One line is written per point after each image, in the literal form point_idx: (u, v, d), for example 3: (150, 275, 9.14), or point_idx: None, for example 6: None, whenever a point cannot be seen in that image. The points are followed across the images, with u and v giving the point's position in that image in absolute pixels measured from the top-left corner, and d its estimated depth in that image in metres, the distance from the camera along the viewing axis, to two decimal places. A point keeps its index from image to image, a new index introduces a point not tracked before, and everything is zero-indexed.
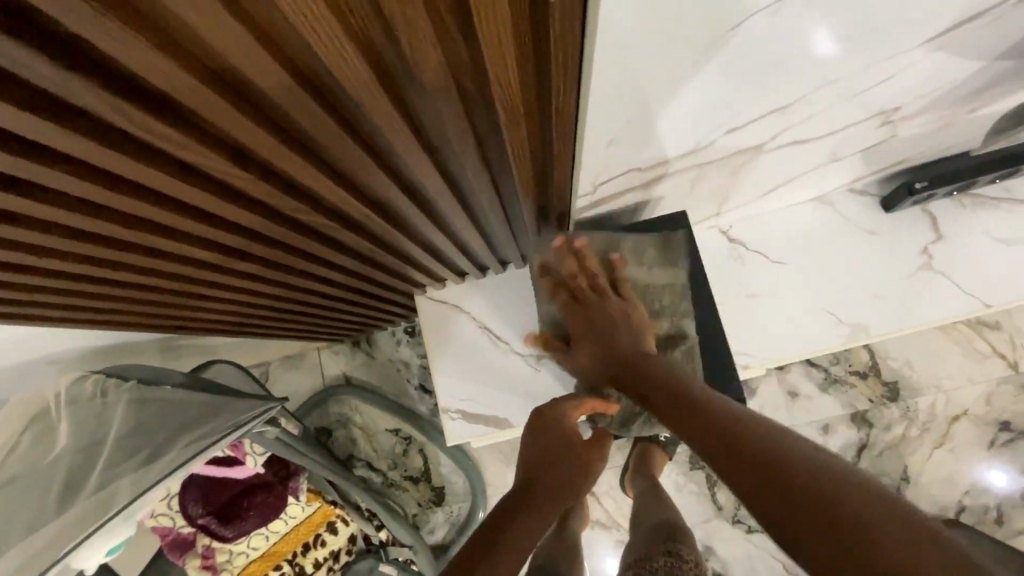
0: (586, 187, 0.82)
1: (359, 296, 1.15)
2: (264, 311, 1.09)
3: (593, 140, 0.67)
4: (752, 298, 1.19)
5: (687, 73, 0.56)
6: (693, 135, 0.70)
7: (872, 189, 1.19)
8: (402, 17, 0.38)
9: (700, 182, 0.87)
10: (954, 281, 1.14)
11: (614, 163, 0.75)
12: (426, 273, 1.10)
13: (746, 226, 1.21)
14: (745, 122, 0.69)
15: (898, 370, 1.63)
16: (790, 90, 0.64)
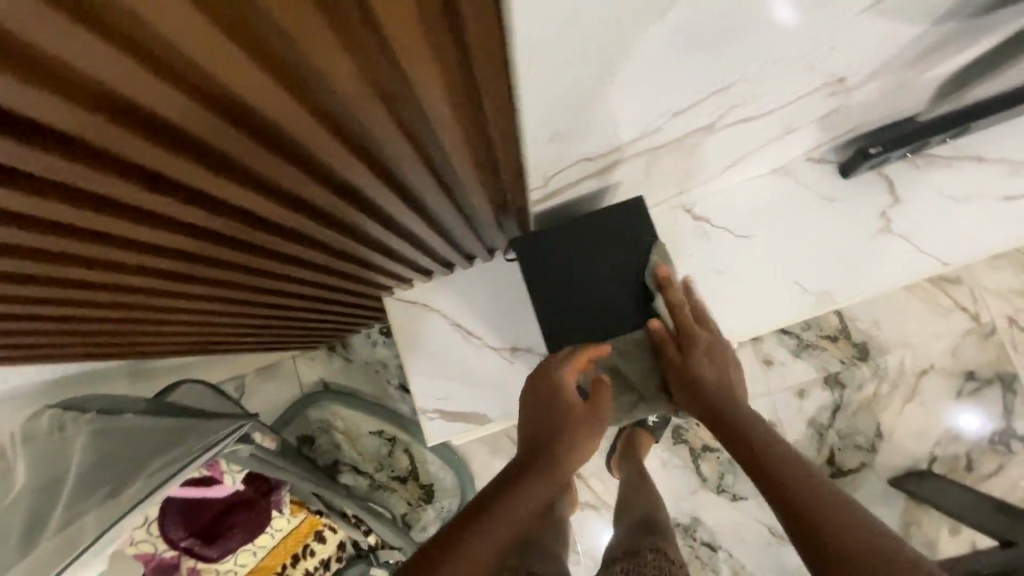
0: (537, 179, 0.81)
1: (328, 304, 1.12)
2: (226, 326, 1.05)
3: (535, 134, 0.66)
4: (720, 274, 1.19)
5: (620, 58, 0.55)
6: (637, 120, 0.69)
7: (831, 156, 1.19)
8: (304, 33, 0.35)
9: (656, 163, 0.86)
10: (911, 242, 1.17)
11: (562, 153, 0.74)
12: (392, 274, 1.08)
13: (709, 202, 1.20)
14: (688, 104, 0.69)
15: (866, 331, 1.67)
16: (729, 69, 0.63)
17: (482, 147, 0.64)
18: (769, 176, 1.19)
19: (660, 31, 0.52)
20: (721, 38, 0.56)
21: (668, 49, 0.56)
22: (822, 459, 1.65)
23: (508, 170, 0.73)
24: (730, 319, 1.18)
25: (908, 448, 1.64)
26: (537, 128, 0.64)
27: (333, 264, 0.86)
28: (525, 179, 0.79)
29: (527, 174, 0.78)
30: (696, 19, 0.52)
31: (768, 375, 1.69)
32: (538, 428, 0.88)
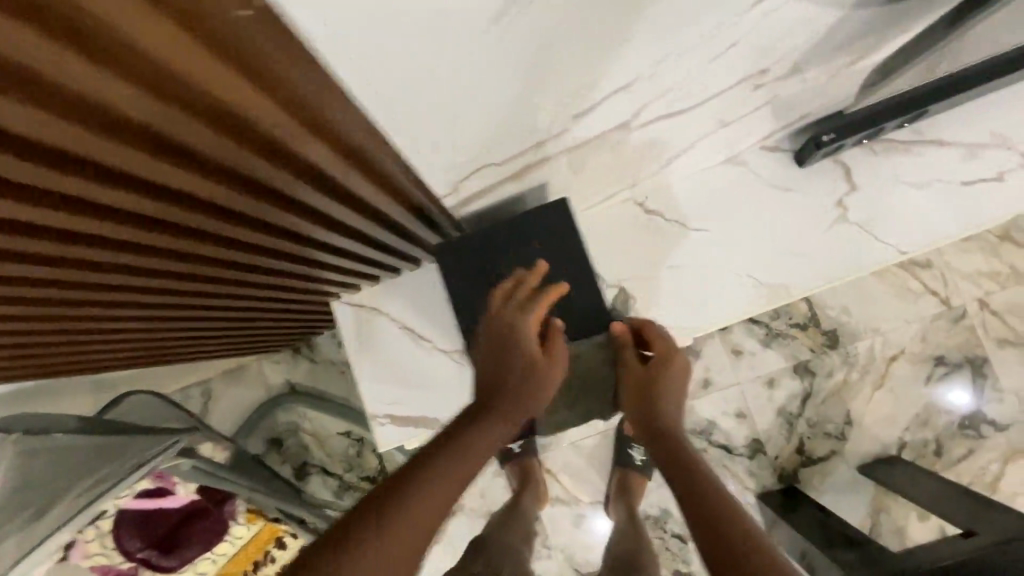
0: (441, 172, 0.79)
1: (268, 309, 1.10)
2: (162, 334, 1.02)
3: (413, 124, 0.63)
4: (673, 269, 1.16)
5: (478, 44, 0.53)
6: (524, 103, 0.68)
7: (785, 144, 1.14)
8: (25, 50, 0.33)
9: (567, 155, 0.84)
10: (868, 232, 1.14)
11: (457, 143, 0.72)
12: (327, 280, 1.06)
13: (662, 194, 1.16)
14: (577, 84, 0.67)
15: (836, 318, 1.65)
16: (608, 48, 0.62)
17: (358, 141, 0.61)
18: (722, 166, 1.15)
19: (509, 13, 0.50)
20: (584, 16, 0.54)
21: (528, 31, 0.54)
22: (791, 448, 1.64)
23: (400, 161, 0.71)
24: (682, 316, 1.16)
25: (877, 434, 1.62)
26: (413, 117, 0.62)
27: (259, 267, 0.82)
28: (425, 171, 0.77)
29: (425, 165, 0.75)
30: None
31: (737, 365, 1.67)
32: (490, 369, 0.83)
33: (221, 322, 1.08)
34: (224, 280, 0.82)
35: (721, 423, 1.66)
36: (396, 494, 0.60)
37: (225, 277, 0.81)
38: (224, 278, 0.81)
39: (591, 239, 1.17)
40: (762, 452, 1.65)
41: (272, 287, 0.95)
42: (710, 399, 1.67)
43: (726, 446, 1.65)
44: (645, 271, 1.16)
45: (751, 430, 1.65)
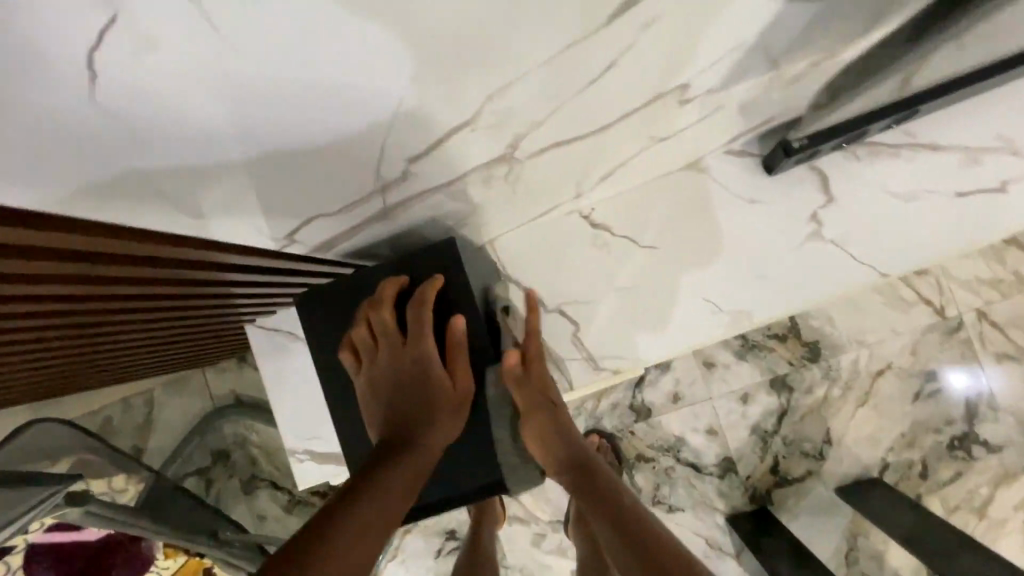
0: (288, 193, 0.59)
1: (158, 333, 0.95)
2: (52, 358, 0.90)
3: (124, 167, 0.44)
4: (622, 292, 1.03)
5: (117, 47, 0.33)
6: (302, 128, 0.47)
7: (752, 147, 0.99)
8: None
9: (443, 174, 0.67)
10: (843, 251, 1.00)
11: (233, 179, 0.52)
12: (218, 305, 0.90)
13: (612, 205, 1.00)
14: (375, 99, 0.46)
15: (818, 329, 1.51)
16: (390, 51, 0.41)
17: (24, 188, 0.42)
18: (681, 173, 0.99)
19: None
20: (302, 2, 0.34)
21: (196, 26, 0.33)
22: (765, 468, 1.52)
23: (149, 205, 0.51)
24: (630, 342, 1.04)
25: (858, 454, 1.51)
26: (109, 158, 0.42)
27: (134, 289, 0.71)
28: (214, 213, 0.58)
29: (205, 209, 0.56)
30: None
31: (709, 379, 1.54)
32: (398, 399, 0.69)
33: (103, 349, 0.94)
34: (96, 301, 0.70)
35: (690, 441, 1.54)
36: (320, 533, 0.50)
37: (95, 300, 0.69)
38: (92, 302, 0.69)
39: (529, 254, 1.01)
40: (734, 472, 1.53)
41: (167, 310, 0.83)
42: (679, 415, 1.54)
43: (694, 465, 1.54)
44: (590, 294, 1.03)
45: (722, 449, 1.53)
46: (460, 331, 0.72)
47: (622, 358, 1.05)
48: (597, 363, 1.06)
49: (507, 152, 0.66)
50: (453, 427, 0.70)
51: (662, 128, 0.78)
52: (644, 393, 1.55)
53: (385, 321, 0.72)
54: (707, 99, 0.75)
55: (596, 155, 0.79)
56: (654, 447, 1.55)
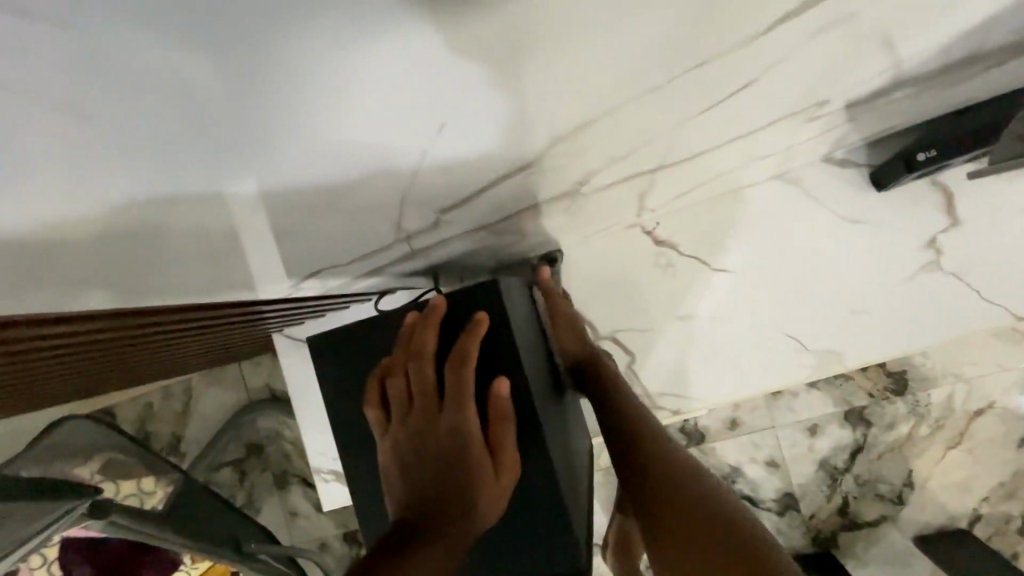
0: (319, 239, 0.50)
1: (182, 344, 0.89)
2: (68, 370, 0.83)
3: (120, 259, 0.38)
4: (687, 320, 0.89)
5: (98, 154, 0.27)
6: (317, 193, 0.40)
7: (859, 157, 0.82)
8: None
9: (491, 215, 0.60)
10: (967, 286, 0.82)
11: (244, 248, 0.46)
12: (241, 322, 0.82)
13: (680, 222, 0.86)
14: (404, 156, 0.39)
15: (906, 358, 1.32)
16: (422, 108, 0.34)
17: (5, 294, 0.36)
18: (767, 185, 0.83)
19: (104, 94, 0.24)
20: (308, 70, 0.27)
21: (177, 125, 0.27)
22: (831, 507, 1.36)
23: (156, 278, 0.46)
24: (694, 379, 0.91)
25: (944, 503, 1.32)
26: (98, 257, 0.37)
27: (144, 318, 0.62)
28: (236, 275, 0.53)
29: (216, 274, 0.50)
30: (158, 50, 0.22)
31: (773, 406, 1.38)
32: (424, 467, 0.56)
33: (125, 358, 0.89)
34: (99, 332, 0.61)
35: (747, 471, 1.39)
36: None
37: (99, 330, 0.60)
38: (94, 332, 0.61)
39: (583, 272, 0.88)
40: (795, 509, 1.38)
41: (181, 330, 0.75)
42: (736, 443, 1.40)
43: (750, 498, 1.39)
44: (651, 321, 0.89)
45: (783, 483, 1.38)
46: (505, 397, 0.60)
47: (684, 397, 0.92)
48: (654, 401, 0.93)
49: (569, 189, 0.59)
50: (489, 517, 0.57)
51: (759, 143, 0.63)
52: (698, 416, 1.41)
53: (426, 375, 0.61)
54: (821, 115, 0.60)
55: (676, 172, 0.66)
56: None
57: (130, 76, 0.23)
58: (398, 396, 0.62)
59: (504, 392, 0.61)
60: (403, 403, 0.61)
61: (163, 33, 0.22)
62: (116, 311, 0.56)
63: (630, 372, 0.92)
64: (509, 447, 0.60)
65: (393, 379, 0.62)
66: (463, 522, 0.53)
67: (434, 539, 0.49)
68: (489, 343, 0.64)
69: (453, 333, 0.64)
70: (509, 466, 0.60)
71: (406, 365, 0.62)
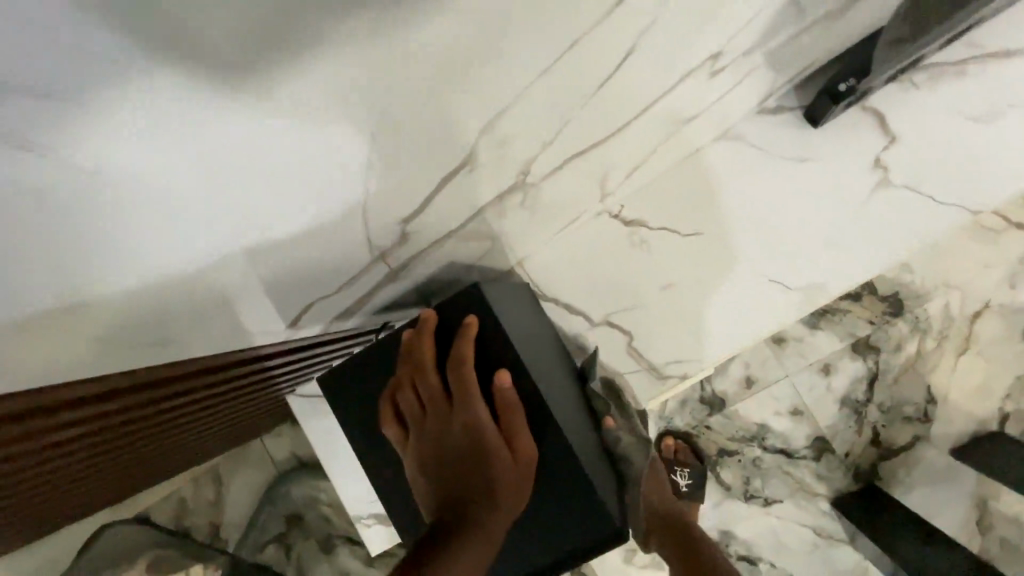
0: (307, 282, 0.54)
1: (213, 421, 0.92)
2: (102, 468, 0.84)
3: (132, 341, 0.42)
4: (672, 288, 0.93)
5: (72, 275, 0.30)
6: (281, 243, 0.44)
7: (790, 100, 0.87)
8: None
9: (450, 225, 0.64)
10: (921, 194, 0.87)
11: (253, 300, 0.51)
12: (264, 385, 0.87)
13: (642, 200, 0.90)
14: (347, 183, 0.42)
15: (895, 279, 1.35)
16: (289, 138, 0.33)
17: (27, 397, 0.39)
18: (716, 146, 0.88)
19: (63, 218, 0.27)
20: (154, 154, 0.27)
21: (141, 221, 0.30)
22: (863, 441, 1.38)
23: (178, 346, 0.50)
24: (695, 342, 0.94)
25: (970, 408, 1.35)
26: (99, 336, 0.39)
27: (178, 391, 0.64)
28: (240, 330, 0.56)
29: (216, 334, 0.53)
30: (92, 166, 0.25)
31: (783, 357, 1.39)
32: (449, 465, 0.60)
33: (162, 445, 0.92)
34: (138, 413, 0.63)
35: (775, 426, 1.41)
36: None
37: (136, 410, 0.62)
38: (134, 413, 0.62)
39: (565, 266, 0.92)
40: (830, 451, 1.39)
41: (206, 402, 0.77)
42: (757, 401, 1.41)
43: (784, 450, 1.41)
44: (640, 297, 0.93)
45: (812, 428, 1.39)
46: (510, 388, 0.64)
47: (688, 361, 0.95)
48: (662, 371, 0.96)
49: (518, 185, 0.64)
50: (519, 502, 0.60)
51: (691, 100, 0.68)
52: (714, 383, 1.42)
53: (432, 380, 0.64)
54: (727, 65, 0.65)
55: (619, 146, 0.70)
56: (736, 439, 1.42)
57: (45, 200, 0.25)
58: (409, 407, 0.65)
59: (507, 385, 0.63)
60: (415, 413, 0.64)
61: (52, 159, 0.23)
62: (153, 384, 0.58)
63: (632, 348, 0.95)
64: (521, 434, 0.63)
65: (401, 396, 0.66)
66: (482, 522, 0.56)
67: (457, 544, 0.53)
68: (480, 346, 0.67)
69: (448, 338, 0.68)
70: (522, 455, 0.62)
71: (413, 372, 0.66)
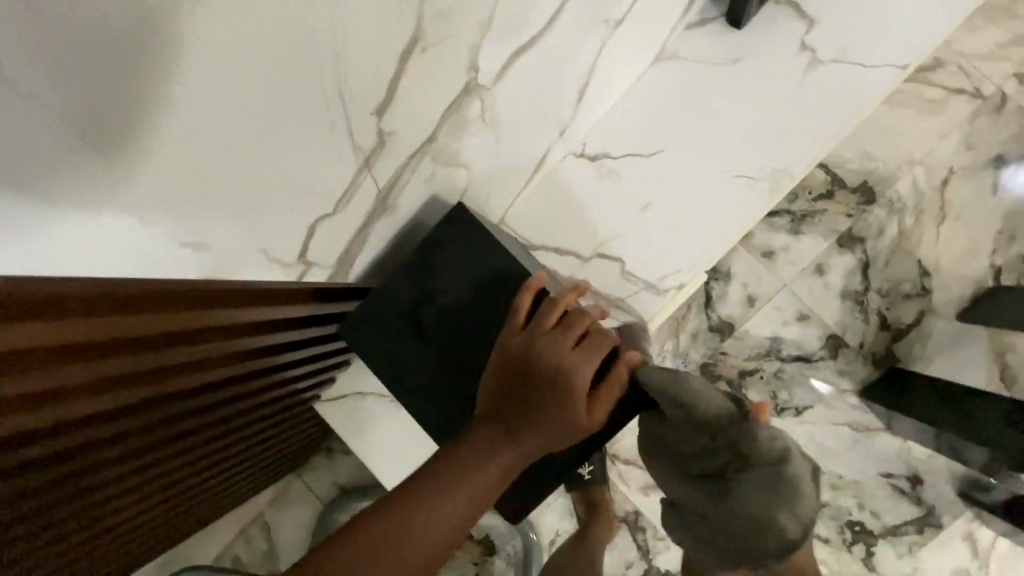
0: (307, 215, 0.58)
1: (263, 434, 0.96)
2: (166, 501, 0.83)
3: (161, 250, 0.45)
4: (647, 208, 0.97)
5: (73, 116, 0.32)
6: (280, 137, 0.47)
7: (710, 13, 0.94)
8: None
9: (431, 173, 0.70)
10: (853, 63, 0.91)
11: (265, 230, 0.54)
12: (302, 385, 0.90)
13: (598, 135, 0.97)
14: (325, 68, 0.45)
15: (860, 170, 1.41)
16: (174, 180, 0.41)
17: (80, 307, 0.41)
18: (654, 70, 0.96)
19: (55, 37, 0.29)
20: None
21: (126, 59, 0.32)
22: (873, 329, 1.42)
23: (209, 281, 0.53)
24: (682, 253, 0.98)
25: (964, 272, 1.39)
26: (118, 261, 0.43)
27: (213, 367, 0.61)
28: (257, 273, 0.59)
29: (236, 271, 0.56)
30: None
31: (775, 268, 1.44)
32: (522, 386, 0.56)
33: (222, 472, 0.94)
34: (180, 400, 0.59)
35: (786, 335, 1.44)
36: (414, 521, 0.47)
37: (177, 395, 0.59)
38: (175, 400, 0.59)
39: (546, 211, 0.98)
40: (845, 346, 1.43)
41: (247, 395, 0.74)
42: (763, 315, 1.45)
43: (801, 357, 1.44)
44: (620, 224, 0.98)
45: (822, 328, 1.43)
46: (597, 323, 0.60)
47: (679, 272, 0.99)
48: (659, 287, 1.00)
49: (479, 122, 0.68)
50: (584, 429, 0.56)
51: (616, 14, 0.74)
52: (719, 309, 1.46)
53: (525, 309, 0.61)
54: None
55: (563, 78, 0.76)
56: (754, 358, 1.46)
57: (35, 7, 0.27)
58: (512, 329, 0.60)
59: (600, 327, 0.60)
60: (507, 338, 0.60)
61: None
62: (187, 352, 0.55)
63: (626, 273, 1.00)
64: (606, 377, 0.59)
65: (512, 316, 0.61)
66: (530, 425, 0.54)
67: (497, 446, 0.53)
68: (482, 263, 0.70)
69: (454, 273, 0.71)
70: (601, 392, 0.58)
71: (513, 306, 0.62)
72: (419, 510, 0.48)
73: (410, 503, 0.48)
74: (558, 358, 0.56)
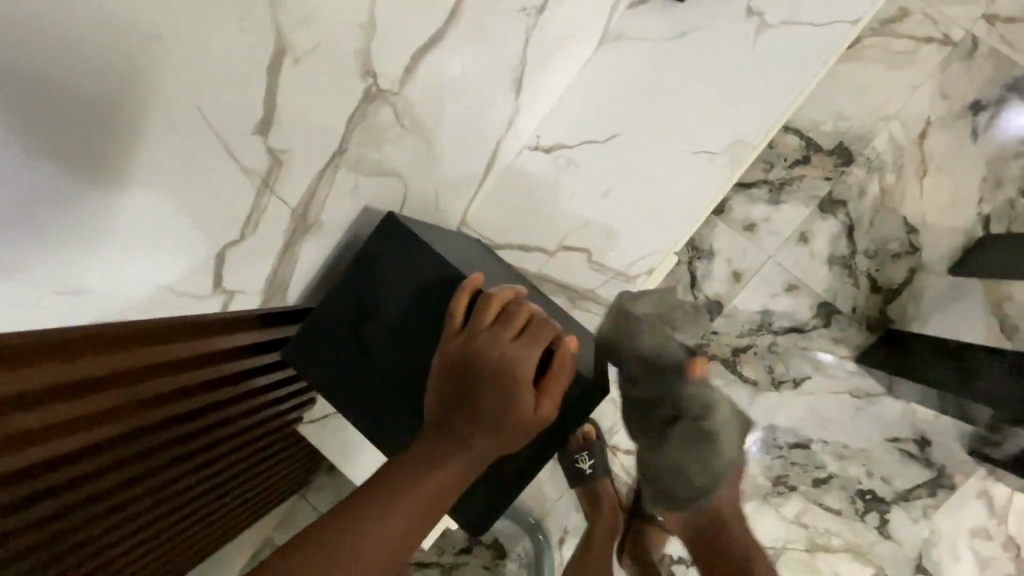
0: (220, 242, 0.54)
1: (247, 464, 0.94)
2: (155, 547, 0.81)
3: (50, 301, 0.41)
4: (607, 194, 0.95)
5: None
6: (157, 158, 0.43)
7: None
8: None
9: (366, 184, 0.69)
10: (804, 24, 0.88)
11: (175, 265, 0.51)
12: (274, 411, 0.88)
13: (551, 126, 0.95)
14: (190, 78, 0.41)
15: (834, 131, 1.37)
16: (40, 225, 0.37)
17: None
18: (600, 52, 0.94)
19: None
20: None
21: None
22: (864, 292, 1.38)
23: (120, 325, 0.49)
24: (648, 236, 0.96)
25: (952, 225, 1.35)
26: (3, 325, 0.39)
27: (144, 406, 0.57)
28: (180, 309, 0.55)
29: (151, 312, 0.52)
30: None
31: (758, 240, 1.41)
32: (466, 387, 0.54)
33: (213, 509, 0.92)
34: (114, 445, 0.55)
35: (776, 308, 1.41)
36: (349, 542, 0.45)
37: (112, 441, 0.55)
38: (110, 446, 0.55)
39: (506, 210, 0.96)
40: (837, 313, 1.39)
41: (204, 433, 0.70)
42: (751, 290, 1.42)
43: (794, 328, 1.41)
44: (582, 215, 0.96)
45: (812, 297, 1.40)
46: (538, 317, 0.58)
47: (648, 257, 0.97)
48: (629, 274, 0.98)
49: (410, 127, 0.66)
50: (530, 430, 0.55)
51: None
52: (704, 288, 1.43)
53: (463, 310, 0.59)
54: None
55: (495, 72, 0.74)
56: (745, 334, 1.43)
57: None
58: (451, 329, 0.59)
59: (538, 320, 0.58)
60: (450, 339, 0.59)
61: None
62: (107, 401, 0.51)
63: (594, 263, 0.98)
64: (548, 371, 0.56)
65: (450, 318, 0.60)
66: (475, 422, 0.52)
67: (447, 451, 0.52)
68: (430, 271, 0.69)
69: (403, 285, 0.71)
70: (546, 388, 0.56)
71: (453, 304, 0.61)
72: (361, 534, 0.45)
73: (345, 532, 0.45)
74: (498, 350, 0.54)
